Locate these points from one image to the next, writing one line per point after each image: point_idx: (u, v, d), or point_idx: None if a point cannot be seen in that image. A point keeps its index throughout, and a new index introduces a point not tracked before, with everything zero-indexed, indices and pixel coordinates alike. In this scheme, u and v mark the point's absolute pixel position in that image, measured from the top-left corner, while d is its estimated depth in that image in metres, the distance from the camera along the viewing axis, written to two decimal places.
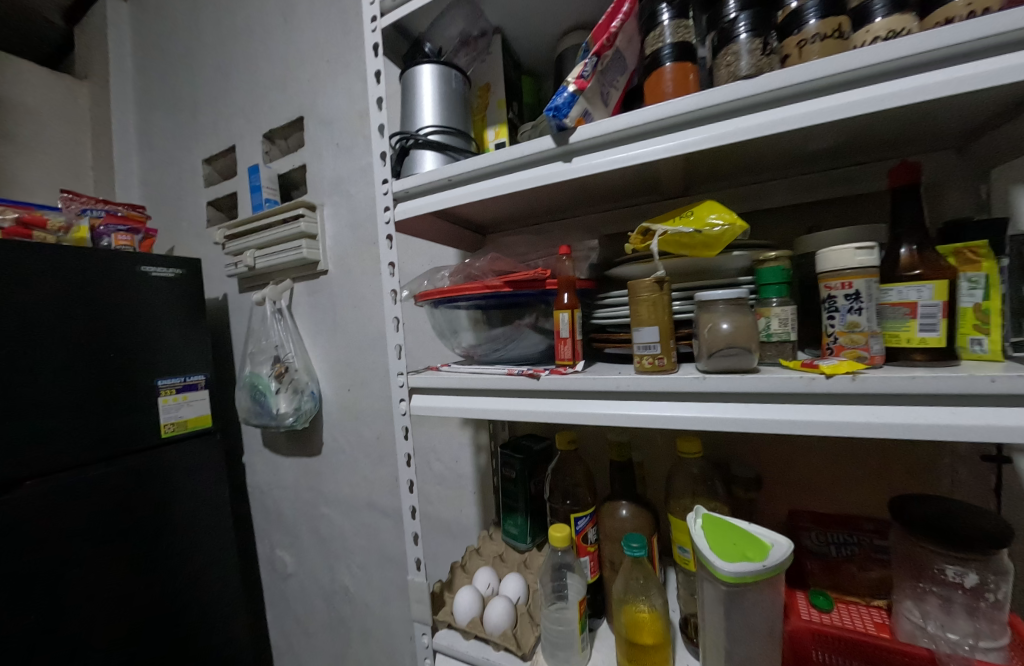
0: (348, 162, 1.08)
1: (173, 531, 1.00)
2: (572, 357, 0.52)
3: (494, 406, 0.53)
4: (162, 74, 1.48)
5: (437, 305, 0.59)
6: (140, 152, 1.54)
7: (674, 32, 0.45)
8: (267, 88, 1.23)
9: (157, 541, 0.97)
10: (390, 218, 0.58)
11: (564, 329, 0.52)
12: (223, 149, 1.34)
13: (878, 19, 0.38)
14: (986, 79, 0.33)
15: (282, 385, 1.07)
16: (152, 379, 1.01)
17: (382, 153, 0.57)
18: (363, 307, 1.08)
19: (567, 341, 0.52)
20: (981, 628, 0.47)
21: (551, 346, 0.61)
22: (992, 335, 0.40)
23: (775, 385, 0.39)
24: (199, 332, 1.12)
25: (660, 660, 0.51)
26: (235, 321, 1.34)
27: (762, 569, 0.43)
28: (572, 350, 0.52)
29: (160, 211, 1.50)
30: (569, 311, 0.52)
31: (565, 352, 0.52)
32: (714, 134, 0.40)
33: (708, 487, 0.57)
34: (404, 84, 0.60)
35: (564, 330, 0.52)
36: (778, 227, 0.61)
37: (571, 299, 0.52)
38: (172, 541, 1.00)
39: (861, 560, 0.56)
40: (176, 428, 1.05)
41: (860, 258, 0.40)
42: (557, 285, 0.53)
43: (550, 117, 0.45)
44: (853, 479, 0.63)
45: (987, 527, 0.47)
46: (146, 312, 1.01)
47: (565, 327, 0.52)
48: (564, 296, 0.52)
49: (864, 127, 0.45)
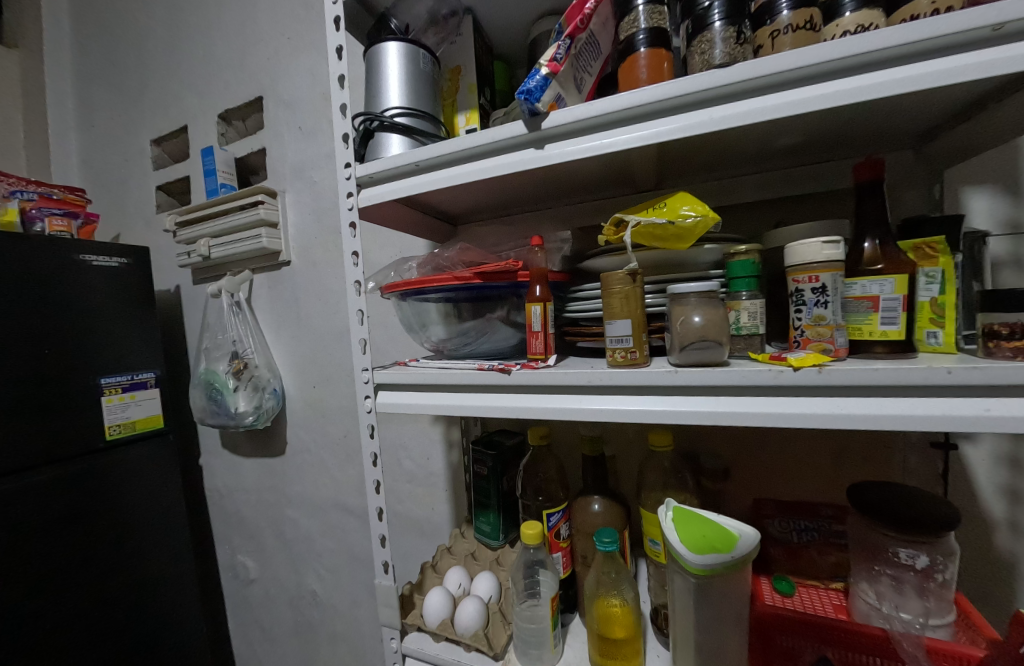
0: (311, 146, 1.03)
1: (123, 540, 0.93)
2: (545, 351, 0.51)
3: (466, 402, 0.51)
4: (104, 45, 1.36)
5: (405, 296, 0.57)
6: (81, 131, 1.42)
7: (649, 17, 0.44)
8: (222, 65, 1.15)
9: (104, 551, 0.90)
10: (354, 204, 0.55)
11: (537, 322, 0.51)
12: (173, 129, 1.25)
13: (847, 13, 0.39)
14: (951, 76, 0.33)
15: (241, 382, 1.02)
16: (95, 377, 0.93)
17: (344, 134, 0.54)
18: (328, 299, 1.03)
19: (538, 335, 0.51)
20: (931, 607, 0.50)
21: (522, 340, 0.59)
22: (947, 328, 0.41)
23: (744, 377, 0.39)
24: (147, 327, 1.04)
25: (631, 653, 0.51)
26: (189, 314, 1.25)
27: (730, 560, 0.43)
28: (544, 344, 0.51)
29: (104, 195, 1.38)
30: (541, 304, 0.50)
31: (538, 345, 0.51)
32: (690, 123, 0.40)
33: (678, 480, 0.57)
34: (368, 62, 0.57)
35: (537, 324, 0.51)
36: (745, 223, 0.62)
37: (545, 292, 0.51)
38: (121, 551, 0.93)
39: (820, 546, 0.58)
40: (123, 430, 0.97)
41: (827, 251, 0.41)
42: (529, 277, 0.52)
43: (521, 101, 0.43)
44: (816, 469, 0.65)
45: (936, 511, 0.50)
46: (88, 306, 0.93)
47: (539, 321, 0.50)
48: (539, 289, 0.51)
49: (830, 125, 0.46)
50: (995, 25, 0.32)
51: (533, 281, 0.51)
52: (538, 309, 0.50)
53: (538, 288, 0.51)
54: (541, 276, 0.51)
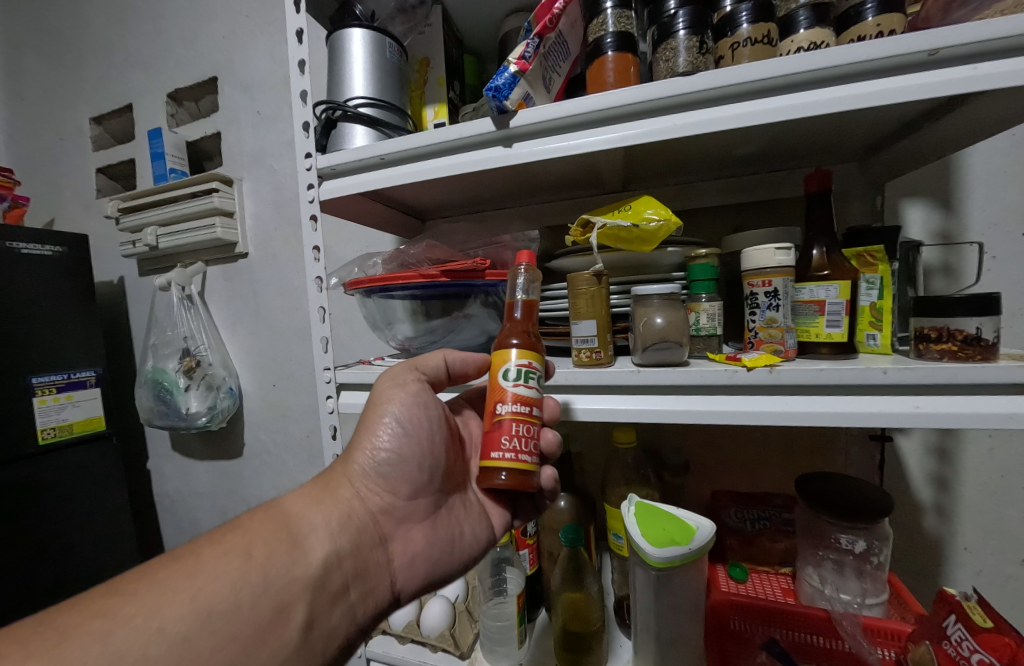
0: (271, 133, 0.98)
1: (61, 567, 0.81)
2: (508, 459, 0.38)
3: None
4: (33, 9, 1.23)
5: (369, 294, 0.55)
6: (6, 105, 1.28)
7: (617, 21, 0.45)
8: (172, 42, 1.07)
9: (41, 576, 0.79)
10: (315, 196, 0.53)
11: (523, 400, 0.39)
12: (116, 108, 1.16)
13: (801, 30, 0.41)
14: (891, 96, 0.36)
15: (192, 381, 0.95)
16: (23, 376, 0.81)
17: (305, 123, 0.52)
18: (289, 294, 0.99)
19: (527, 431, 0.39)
20: (867, 587, 0.54)
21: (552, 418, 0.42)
22: (884, 331, 0.44)
23: (701, 376, 0.41)
24: (87, 319, 0.90)
25: (595, 645, 0.52)
26: (135, 308, 1.17)
27: (688, 553, 0.45)
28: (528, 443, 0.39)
29: (34, 176, 1.26)
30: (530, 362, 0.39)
31: (504, 448, 0.38)
32: (655, 129, 0.41)
33: (641, 476, 0.59)
34: (332, 48, 0.55)
35: (528, 402, 0.39)
36: (707, 227, 0.64)
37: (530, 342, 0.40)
38: (63, 575, 0.82)
39: (771, 533, 0.62)
40: (58, 433, 0.85)
41: (779, 257, 0.43)
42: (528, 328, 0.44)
43: (489, 98, 0.43)
44: (769, 463, 0.68)
45: (874, 499, 0.54)
46: (12, 300, 0.79)
47: (525, 399, 0.39)
48: (520, 329, 0.42)
49: (786, 136, 0.48)
50: (931, 50, 0.35)
51: (511, 315, 0.43)
52: (525, 364, 0.39)
53: (519, 324, 0.43)
54: (528, 307, 0.44)
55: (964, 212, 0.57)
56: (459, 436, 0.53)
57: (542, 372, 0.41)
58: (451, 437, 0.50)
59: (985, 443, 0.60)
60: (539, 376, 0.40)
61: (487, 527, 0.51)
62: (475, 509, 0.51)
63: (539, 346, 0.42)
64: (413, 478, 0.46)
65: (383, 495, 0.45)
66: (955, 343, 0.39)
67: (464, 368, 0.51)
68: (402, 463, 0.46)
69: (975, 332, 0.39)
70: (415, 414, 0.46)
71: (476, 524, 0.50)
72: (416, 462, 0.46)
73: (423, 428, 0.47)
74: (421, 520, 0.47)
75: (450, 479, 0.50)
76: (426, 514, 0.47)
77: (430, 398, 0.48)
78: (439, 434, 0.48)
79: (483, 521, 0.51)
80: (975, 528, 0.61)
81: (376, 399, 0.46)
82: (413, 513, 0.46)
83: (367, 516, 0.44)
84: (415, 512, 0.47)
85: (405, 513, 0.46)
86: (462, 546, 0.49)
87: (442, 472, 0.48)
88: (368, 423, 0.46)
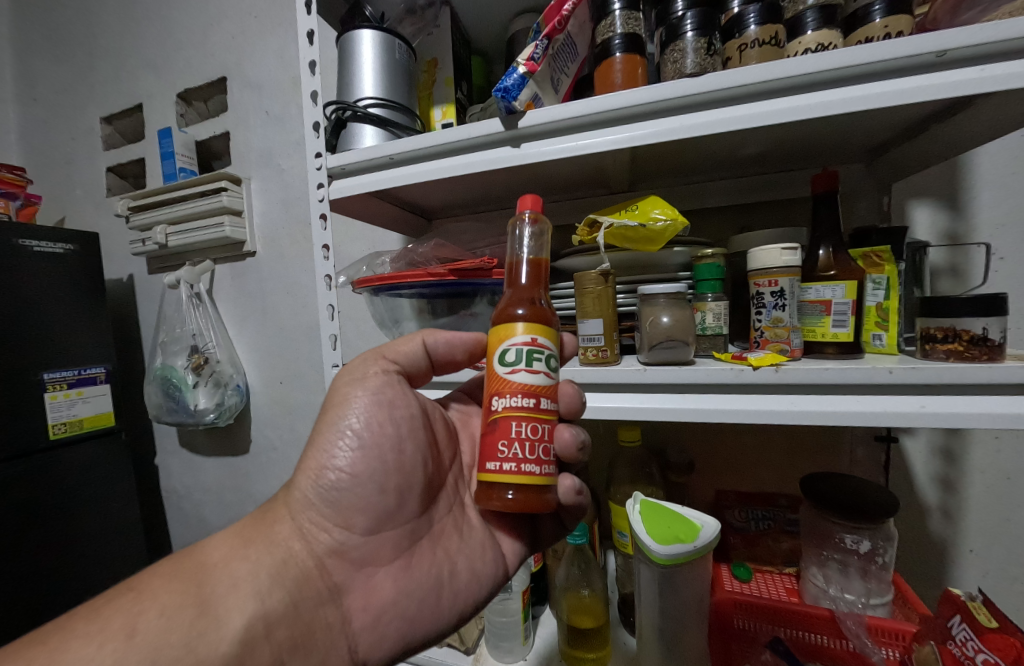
0: (279, 132, 0.99)
1: (71, 560, 0.82)
2: (509, 471, 0.34)
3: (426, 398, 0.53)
4: (46, 10, 1.25)
5: (377, 292, 0.55)
6: (18, 104, 1.30)
7: (625, 23, 0.46)
8: (182, 42, 1.08)
9: (52, 568, 0.80)
10: (324, 196, 0.53)
11: (520, 394, 0.35)
12: (127, 107, 1.17)
13: (809, 31, 0.41)
14: (897, 97, 0.36)
15: (200, 377, 0.96)
16: (35, 372, 0.82)
17: (315, 123, 0.53)
18: (297, 292, 1.01)
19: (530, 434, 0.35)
20: (872, 588, 0.54)
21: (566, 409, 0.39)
22: (890, 331, 0.44)
23: (707, 375, 0.41)
24: (97, 315, 0.92)
25: (601, 641, 0.53)
26: (144, 305, 1.18)
27: (692, 550, 0.46)
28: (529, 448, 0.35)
29: (46, 175, 1.27)
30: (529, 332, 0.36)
31: (503, 458, 0.35)
32: (661, 130, 0.41)
33: (646, 474, 0.60)
34: (342, 49, 0.55)
35: (525, 397, 0.35)
36: (713, 227, 0.64)
37: (533, 315, 0.36)
38: (73, 567, 0.83)
39: (775, 534, 0.63)
40: (69, 429, 0.86)
41: (786, 257, 0.44)
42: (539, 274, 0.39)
43: (498, 99, 0.43)
44: (775, 463, 0.68)
45: (879, 499, 0.54)
46: (25, 297, 0.81)
47: (523, 391, 0.35)
48: (526, 298, 0.38)
49: (792, 137, 0.48)
50: (938, 52, 0.35)
51: (516, 281, 0.39)
52: (523, 344, 0.35)
53: (525, 291, 0.38)
54: (535, 265, 0.39)
55: (972, 212, 0.57)
56: (441, 453, 0.46)
57: (552, 349, 0.36)
58: (425, 455, 0.44)
59: (991, 444, 0.60)
60: (548, 355, 0.36)
61: (478, 563, 0.44)
62: (466, 541, 0.45)
63: (549, 317, 0.37)
64: (367, 515, 0.40)
65: (333, 533, 0.40)
66: (961, 343, 0.39)
67: (450, 352, 0.47)
68: (355, 491, 0.40)
69: (980, 332, 0.39)
70: (369, 430, 0.41)
71: (464, 560, 0.44)
72: (373, 491, 0.40)
73: (378, 448, 0.41)
74: (387, 562, 0.41)
75: (425, 507, 0.44)
76: (394, 554, 0.41)
77: (392, 402, 0.42)
78: (402, 453, 0.42)
79: (474, 555, 0.45)
80: (982, 530, 0.61)
81: (325, 416, 0.42)
82: (376, 553, 0.41)
83: (313, 560, 0.39)
84: (378, 551, 0.41)
85: (363, 555, 0.40)
86: (449, 589, 0.42)
87: (411, 502, 0.42)
88: (315, 450, 0.40)
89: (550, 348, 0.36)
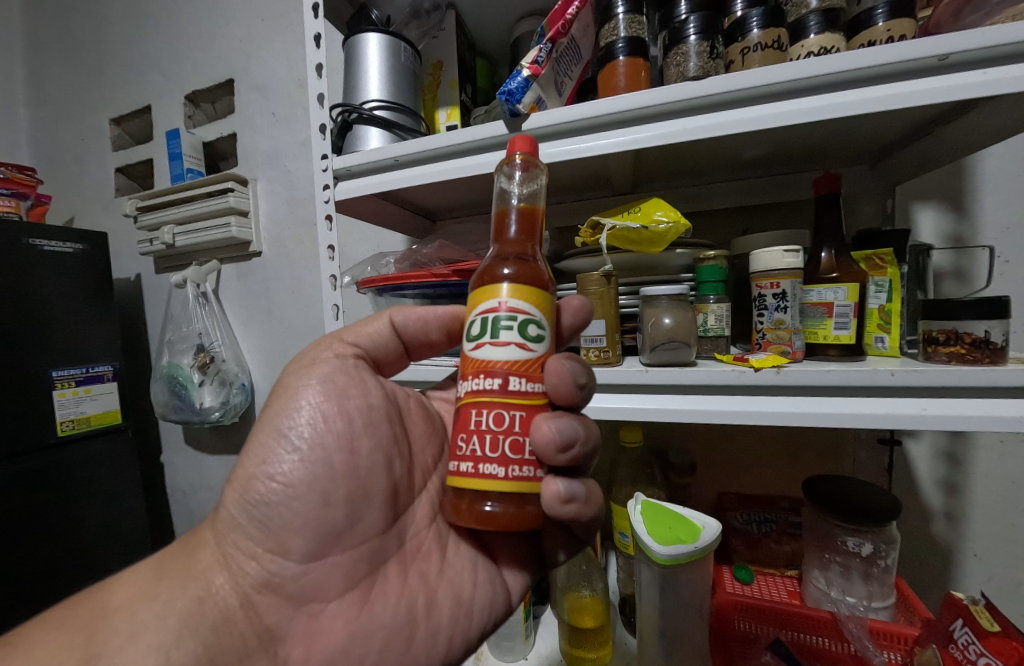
0: (285, 134, 1.00)
1: (77, 554, 0.83)
2: (468, 473, 0.31)
3: None
4: (57, 13, 1.26)
5: (381, 292, 0.56)
6: (30, 106, 1.32)
7: (629, 26, 0.46)
8: (190, 45, 1.10)
9: (57, 562, 0.81)
10: (330, 197, 0.54)
11: (483, 376, 0.31)
12: (136, 109, 1.18)
13: (811, 35, 0.41)
14: (899, 100, 0.36)
15: (206, 376, 0.97)
16: (45, 369, 0.83)
17: (322, 125, 0.53)
18: (302, 292, 1.01)
19: (491, 431, 0.31)
20: (874, 591, 0.53)
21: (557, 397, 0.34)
22: (892, 334, 0.44)
23: (708, 376, 0.42)
24: (105, 314, 0.93)
25: (602, 640, 0.54)
26: (151, 305, 1.19)
27: (693, 550, 0.46)
28: (491, 443, 0.31)
29: (56, 176, 1.29)
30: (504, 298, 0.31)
31: (461, 456, 0.31)
32: (664, 132, 0.41)
33: (648, 475, 0.61)
34: (348, 52, 0.56)
35: (487, 380, 0.31)
36: (716, 229, 0.65)
37: (516, 277, 0.32)
38: (77, 561, 0.83)
39: (777, 535, 0.63)
40: (77, 425, 0.87)
41: (788, 260, 0.44)
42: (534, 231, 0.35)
43: (503, 102, 0.44)
44: (777, 465, 0.68)
45: (882, 502, 0.53)
46: (34, 295, 0.82)
47: (486, 371, 0.31)
48: (508, 254, 0.33)
49: (795, 140, 0.48)
50: (941, 55, 0.35)
51: (502, 233, 0.35)
52: (488, 312, 0.31)
53: (511, 245, 0.34)
54: (526, 217, 0.35)
55: (976, 214, 0.56)
56: (406, 459, 0.42)
57: (527, 315, 0.31)
58: (387, 458, 0.40)
59: (996, 448, 0.59)
60: (521, 323, 0.31)
61: (458, 592, 0.40)
62: (448, 567, 0.41)
63: (528, 275, 0.32)
64: (307, 536, 0.36)
65: (265, 560, 0.36)
66: (963, 347, 0.39)
67: (423, 330, 0.44)
68: (290, 506, 0.36)
69: (983, 335, 0.39)
70: (308, 433, 0.37)
71: (440, 588, 0.39)
72: (315, 503, 0.36)
73: (319, 453, 0.37)
74: (337, 595, 0.36)
75: (388, 527, 0.39)
76: (345, 585, 0.36)
77: (339, 395, 0.39)
78: (349, 457, 0.38)
79: (455, 583, 0.40)
80: (986, 533, 0.61)
81: (262, 420, 0.38)
82: (320, 584, 0.36)
83: (236, 598, 0.35)
84: (324, 582, 0.36)
85: (303, 589, 0.36)
86: (426, 623, 0.38)
87: (362, 517, 0.38)
88: (254, 456, 0.37)
89: (524, 314, 0.31)
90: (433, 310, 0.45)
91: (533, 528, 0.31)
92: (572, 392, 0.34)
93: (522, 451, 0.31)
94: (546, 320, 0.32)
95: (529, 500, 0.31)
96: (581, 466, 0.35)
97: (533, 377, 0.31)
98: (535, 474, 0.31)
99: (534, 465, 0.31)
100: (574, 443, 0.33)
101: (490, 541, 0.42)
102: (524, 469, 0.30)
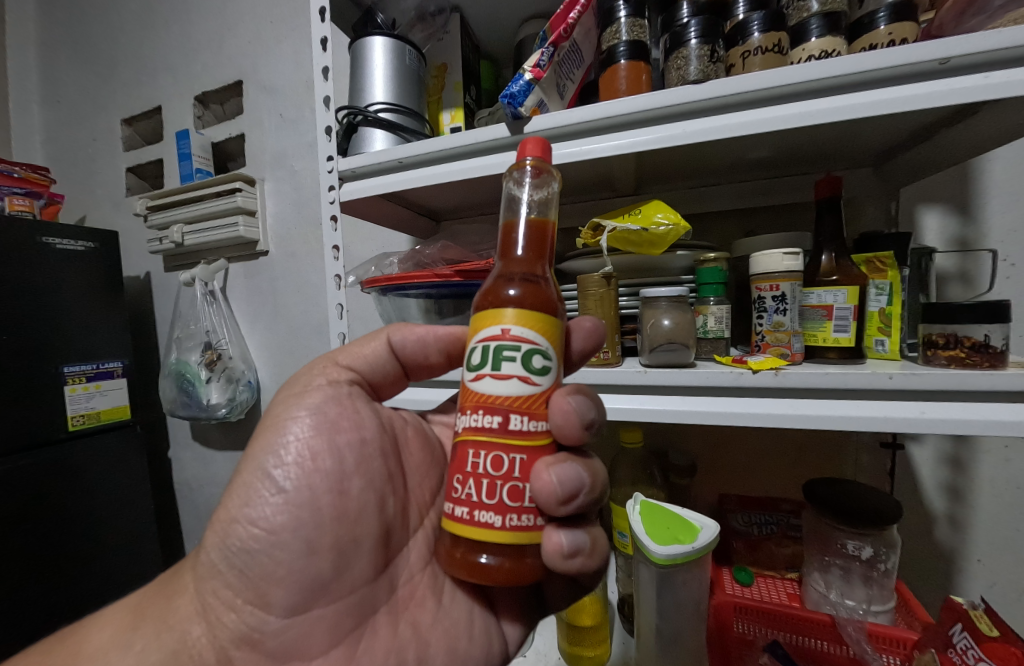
0: (293, 134, 1.01)
1: (85, 544, 0.84)
2: (462, 518, 0.31)
3: (424, 396, 0.55)
4: (71, 14, 1.29)
5: (385, 292, 0.57)
6: (43, 105, 1.34)
7: (630, 30, 0.47)
8: (200, 46, 1.11)
9: (67, 551, 0.82)
10: (335, 198, 0.55)
11: (482, 412, 0.32)
12: (146, 109, 1.20)
13: (812, 38, 0.41)
14: (899, 104, 0.36)
15: (213, 373, 0.98)
16: (55, 365, 0.85)
17: (327, 128, 0.54)
18: (307, 291, 1.03)
19: (489, 478, 0.31)
20: (873, 594, 0.53)
21: (568, 418, 0.34)
22: (892, 337, 0.44)
23: (707, 378, 0.42)
24: (115, 310, 0.95)
25: (599, 636, 0.54)
26: (160, 302, 1.21)
27: (691, 551, 0.46)
28: (490, 490, 0.31)
29: (68, 176, 1.31)
30: (513, 324, 0.31)
31: (457, 500, 0.32)
32: (665, 135, 0.41)
33: (647, 476, 0.61)
34: (354, 56, 0.57)
35: (487, 417, 0.32)
36: (719, 229, 0.65)
37: (526, 305, 0.32)
38: (84, 552, 0.84)
39: (778, 538, 0.62)
40: (87, 420, 0.89)
41: (787, 262, 0.44)
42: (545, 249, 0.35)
43: (505, 105, 0.45)
44: (778, 468, 0.68)
45: (882, 506, 0.53)
46: (46, 293, 0.83)
47: (487, 408, 0.32)
48: (514, 274, 0.34)
49: (796, 143, 0.49)
50: (941, 59, 0.35)
51: (509, 251, 0.35)
52: (490, 340, 0.32)
53: (519, 264, 0.34)
54: (537, 237, 0.35)
55: (981, 218, 0.56)
56: (401, 495, 0.43)
57: (531, 345, 0.31)
58: (380, 497, 0.40)
59: (1001, 453, 0.59)
60: (525, 352, 0.31)
61: (454, 644, 0.40)
62: (442, 614, 0.41)
63: (535, 297, 0.32)
64: (295, 581, 0.36)
65: (245, 612, 0.36)
66: (962, 350, 0.39)
67: (423, 353, 0.46)
68: (272, 554, 0.36)
69: (982, 339, 0.39)
70: (294, 473, 0.37)
71: (434, 639, 0.40)
72: (300, 551, 0.37)
73: (306, 494, 0.37)
74: (323, 650, 0.37)
75: (379, 572, 0.40)
76: (330, 641, 0.37)
77: (332, 428, 0.39)
78: (339, 498, 0.38)
79: (450, 633, 0.40)
80: (988, 538, 0.60)
81: (248, 456, 0.39)
82: (303, 639, 0.36)
83: (214, 651, 0.35)
84: (307, 637, 0.37)
85: (282, 643, 0.36)
86: None
87: (350, 564, 0.38)
88: (244, 493, 0.37)
89: (529, 343, 0.31)
90: (431, 332, 0.45)
91: (533, 579, 0.31)
92: (579, 432, 0.35)
93: (521, 498, 0.31)
94: (551, 349, 0.32)
95: (528, 551, 0.31)
96: (587, 509, 0.35)
97: (535, 414, 0.32)
98: (534, 522, 0.32)
99: (534, 514, 0.32)
100: (578, 493, 0.34)
101: (492, 593, 0.43)
102: (523, 518, 0.31)
